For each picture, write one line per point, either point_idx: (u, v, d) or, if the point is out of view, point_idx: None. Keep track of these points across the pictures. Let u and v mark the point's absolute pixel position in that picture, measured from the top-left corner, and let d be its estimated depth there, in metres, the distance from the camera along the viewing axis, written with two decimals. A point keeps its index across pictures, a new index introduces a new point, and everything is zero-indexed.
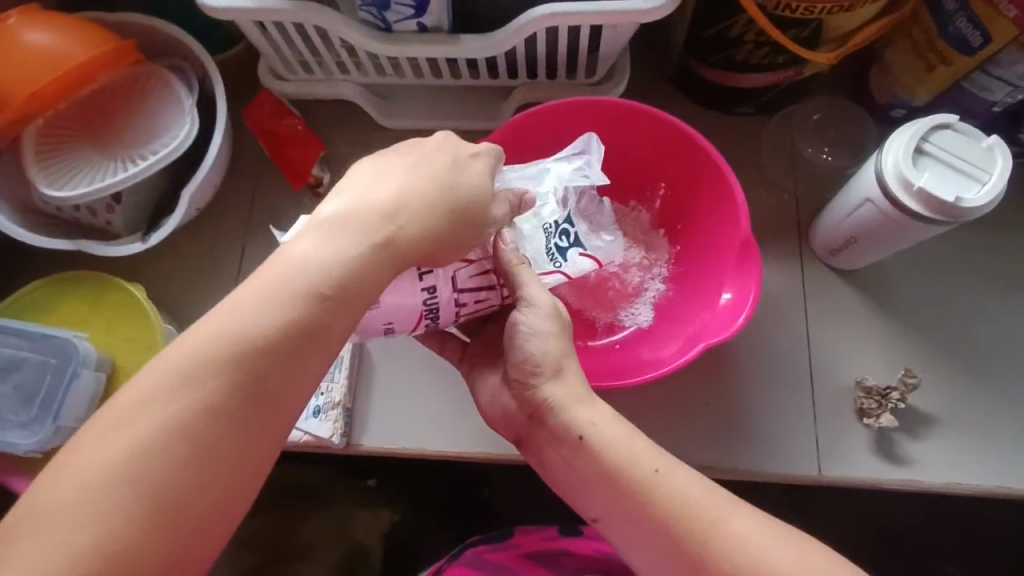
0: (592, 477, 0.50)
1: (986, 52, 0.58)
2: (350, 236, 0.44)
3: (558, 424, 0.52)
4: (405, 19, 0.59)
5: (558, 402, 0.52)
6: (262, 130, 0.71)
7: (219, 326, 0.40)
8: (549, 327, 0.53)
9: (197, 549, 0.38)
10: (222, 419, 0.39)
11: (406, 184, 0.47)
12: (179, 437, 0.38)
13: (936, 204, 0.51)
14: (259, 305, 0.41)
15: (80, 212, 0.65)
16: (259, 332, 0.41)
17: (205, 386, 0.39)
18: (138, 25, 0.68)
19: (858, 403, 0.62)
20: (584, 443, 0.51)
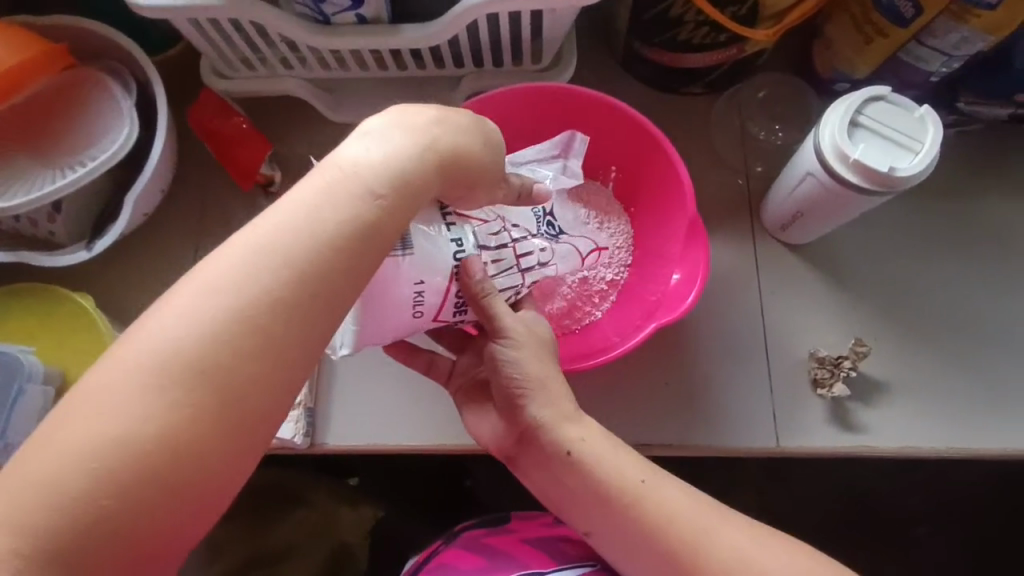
0: (567, 467, 0.52)
1: (919, 23, 0.59)
2: (406, 145, 0.45)
3: (547, 443, 0.52)
4: (343, 11, 0.58)
5: (547, 419, 0.51)
6: (207, 131, 0.69)
7: (185, 304, 0.39)
8: (530, 351, 0.52)
9: (178, 534, 0.39)
10: (230, 375, 0.39)
11: (450, 117, 0.48)
12: (195, 387, 0.38)
13: (873, 174, 0.52)
14: (269, 256, 0.40)
15: (20, 222, 0.64)
16: (219, 309, 0.39)
17: (215, 338, 0.39)
18: (68, 28, 0.66)
19: (812, 374, 0.63)
20: (572, 459, 0.51)
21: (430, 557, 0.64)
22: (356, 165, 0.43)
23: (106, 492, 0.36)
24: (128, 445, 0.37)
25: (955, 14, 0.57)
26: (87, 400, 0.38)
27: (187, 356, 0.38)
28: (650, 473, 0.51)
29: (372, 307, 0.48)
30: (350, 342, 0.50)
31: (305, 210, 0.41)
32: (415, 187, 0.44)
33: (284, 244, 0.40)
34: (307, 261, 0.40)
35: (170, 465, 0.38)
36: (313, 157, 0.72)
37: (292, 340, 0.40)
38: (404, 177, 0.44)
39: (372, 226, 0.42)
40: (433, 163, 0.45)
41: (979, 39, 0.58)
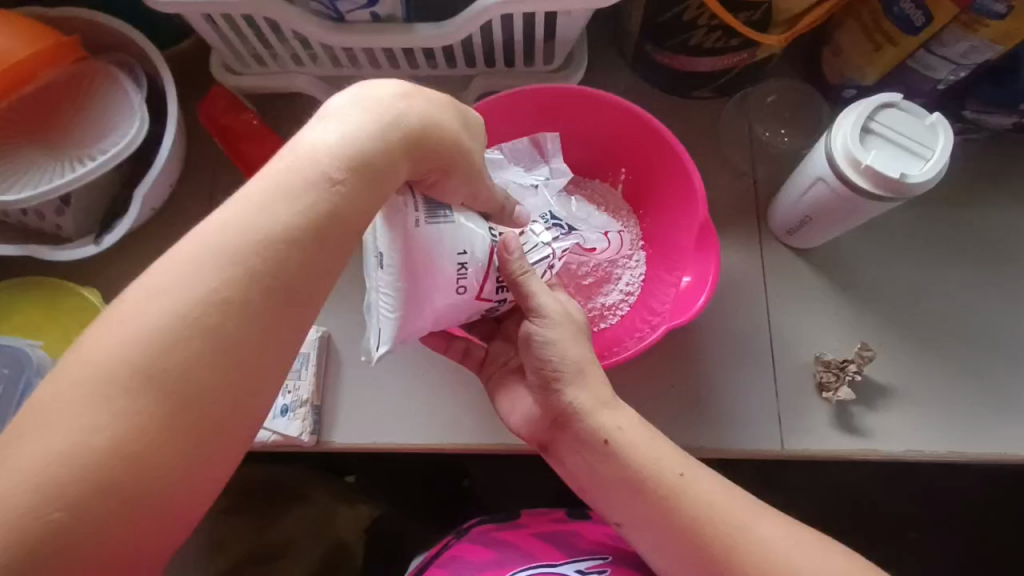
0: (602, 461, 0.51)
1: (929, 32, 0.60)
2: (368, 126, 0.43)
3: (584, 428, 0.51)
4: (358, 9, 0.58)
5: (586, 404, 0.51)
6: (217, 126, 0.69)
7: (157, 297, 0.38)
8: (566, 334, 0.52)
9: (158, 536, 0.37)
10: (217, 363, 0.38)
11: (415, 97, 0.47)
12: (176, 377, 0.37)
13: (884, 180, 0.53)
14: (246, 243, 0.39)
15: (27, 216, 0.63)
16: (194, 302, 0.38)
17: (196, 328, 0.38)
18: (79, 21, 0.65)
19: (817, 377, 0.64)
20: (610, 445, 0.51)
21: (441, 551, 0.64)
22: (310, 151, 0.42)
23: (80, 489, 0.35)
24: (103, 442, 0.35)
25: (964, 24, 0.58)
26: (54, 398, 0.36)
27: (161, 348, 0.37)
28: (686, 465, 0.51)
29: (411, 292, 0.48)
30: (388, 339, 0.49)
31: (257, 202, 0.40)
32: (373, 168, 0.43)
33: (269, 232, 0.40)
34: (286, 243, 0.40)
35: (145, 464, 0.36)
36: None
37: (279, 335, 0.41)
38: (363, 159, 0.42)
39: (329, 215, 0.41)
40: (399, 144, 0.44)
41: (988, 48, 0.59)
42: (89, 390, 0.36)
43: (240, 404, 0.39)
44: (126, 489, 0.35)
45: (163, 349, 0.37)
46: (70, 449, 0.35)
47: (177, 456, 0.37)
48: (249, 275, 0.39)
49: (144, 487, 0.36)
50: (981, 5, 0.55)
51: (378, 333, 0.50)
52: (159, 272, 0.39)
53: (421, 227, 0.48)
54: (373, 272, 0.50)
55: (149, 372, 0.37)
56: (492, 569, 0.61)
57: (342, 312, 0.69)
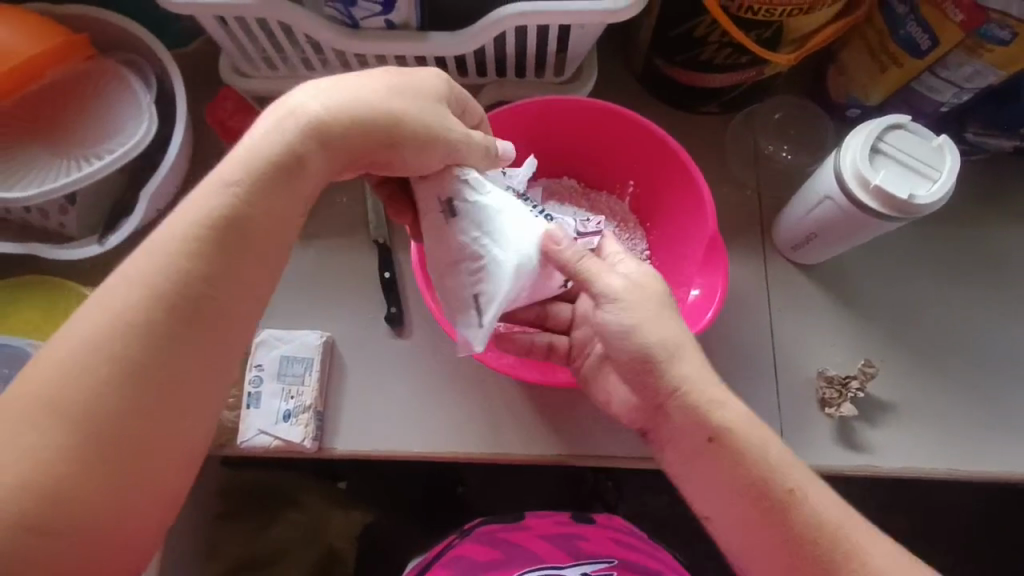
0: (706, 459, 0.47)
1: (934, 55, 0.61)
2: (274, 130, 0.44)
3: (686, 419, 0.47)
4: (373, 16, 0.58)
5: (686, 390, 0.47)
6: (225, 127, 0.69)
7: (84, 328, 0.39)
8: (644, 310, 0.49)
9: (108, 550, 0.37)
10: (145, 365, 0.39)
11: (332, 92, 0.46)
12: (98, 384, 0.38)
13: (891, 200, 0.53)
14: (161, 266, 0.40)
15: (31, 213, 0.63)
16: (119, 326, 0.39)
17: (119, 350, 0.38)
18: (88, 19, 0.65)
19: (820, 393, 0.64)
20: (712, 444, 0.47)
21: (444, 552, 0.62)
22: (226, 163, 0.43)
23: (32, 501, 0.36)
24: (43, 456, 0.36)
25: (969, 49, 0.59)
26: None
27: (85, 372, 0.38)
28: (803, 478, 0.46)
29: (501, 253, 0.50)
30: (496, 308, 0.50)
31: (177, 228, 0.41)
32: (286, 163, 0.43)
33: (217, 240, 0.41)
34: (209, 256, 0.40)
35: (76, 486, 0.37)
36: None
37: (212, 348, 0.41)
38: (272, 163, 0.43)
39: (241, 227, 0.42)
40: (313, 141, 0.44)
41: (991, 73, 0.60)
42: (38, 402, 0.37)
43: (189, 404, 0.40)
44: (80, 495, 0.37)
45: (86, 353, 0.38)
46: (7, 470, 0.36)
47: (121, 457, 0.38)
48: (171, 291, 0.40)
49: (81, 508, 0.37)
50: (986, 30, 0.57)
51: (485, 309, 0.50)
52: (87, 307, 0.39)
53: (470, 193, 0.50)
54: (457, 254, 0.51)
55: (74, 377, 0.38)
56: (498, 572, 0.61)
57: (346, 318, 0.69)
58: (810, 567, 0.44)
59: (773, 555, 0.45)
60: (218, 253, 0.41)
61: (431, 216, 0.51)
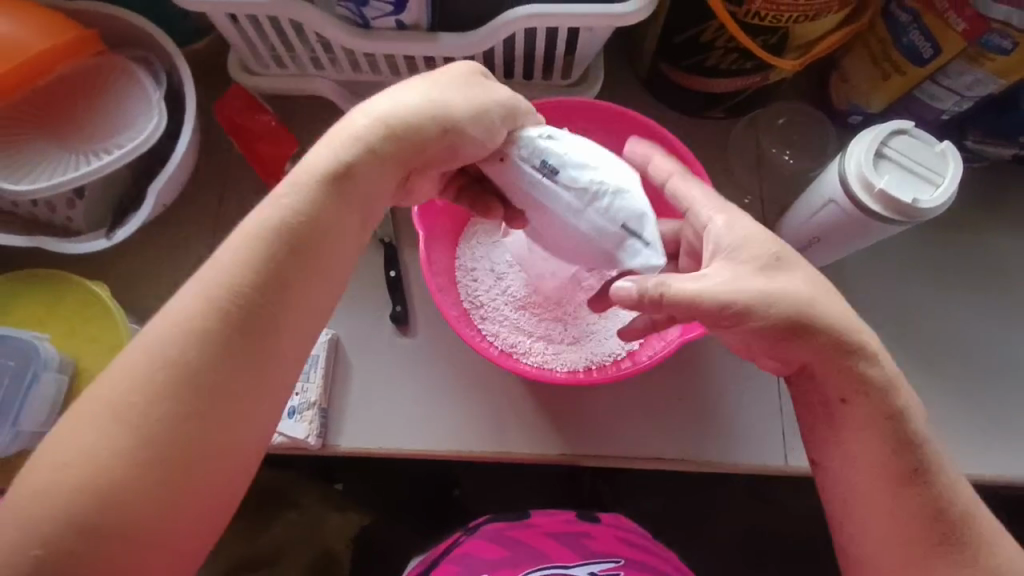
0: (856, 427, 0.48)
1: (936, 64, 0.62)
2: (332, 152, 0.46)
3: (834, 374, 0.47)
4: (385, 16, 0.59)
5: (842, 337, 0.47)
6: (233, 125, 0.69)
7: (149, 340, 0.42)
8: (740, 244, 0.49)
9: (155, 545, 0.40)
10: (205, 371, 0.41)
11: (381, 110, 0.47)
12: (158, 391, 0.41)
13: (895, 204, 0.54)
14: (224, 282, 0.43)
15: (38, 207, 0.63)
16: (181, 338, 0.42)
17: (178, 359, 0.41)
18: (99, 15, 0.65)
19: None
20: (851, 404, 0.47)
21: (449, 548, 0.63)
22: (283, 188, 0.46)
23: (90, 495, 0.38)
24: (105, 454, 0.39)
25: (971, 58, 0.60)
26: (65, 425, 0.40)
27: (150, 379, 0.41)
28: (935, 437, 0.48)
29: (607, 174, 0.51)
30: (649, 218, 0.51)
31: (239, 248, 0.44)
32: (347, 178, 0.46)
33: (279, 256, 0.44)
34: (269, 271, 0.44)
35: (135, 485, 0.39)
36: None
37: (266, 360, 0.43)
38: (332, 181, 0.46)
39: (297, 242, 0.44)
40: (367, 158, 0.46)
41: (991, 82, 0.61)
42: (104, 404, 0.40)
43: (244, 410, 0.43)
44: (136, 494, 0.39)
45: (149, 360, 0.41)
46: (75, 467, 0.39)
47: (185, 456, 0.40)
48: (232, 305, 0.43)
49: (136, 505, 0.39)
50: (988, 40, 0.58)
51: (641, 232, 0.51)
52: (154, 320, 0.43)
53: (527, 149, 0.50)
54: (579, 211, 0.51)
55: (135, 381, 0.41)
56: (507, 571, 0.61)
57: (351, 315, 0.69)
58: (935, 528, 0.46)
59: (897, 509, 0.46)
60: (273, 269, 0.44)
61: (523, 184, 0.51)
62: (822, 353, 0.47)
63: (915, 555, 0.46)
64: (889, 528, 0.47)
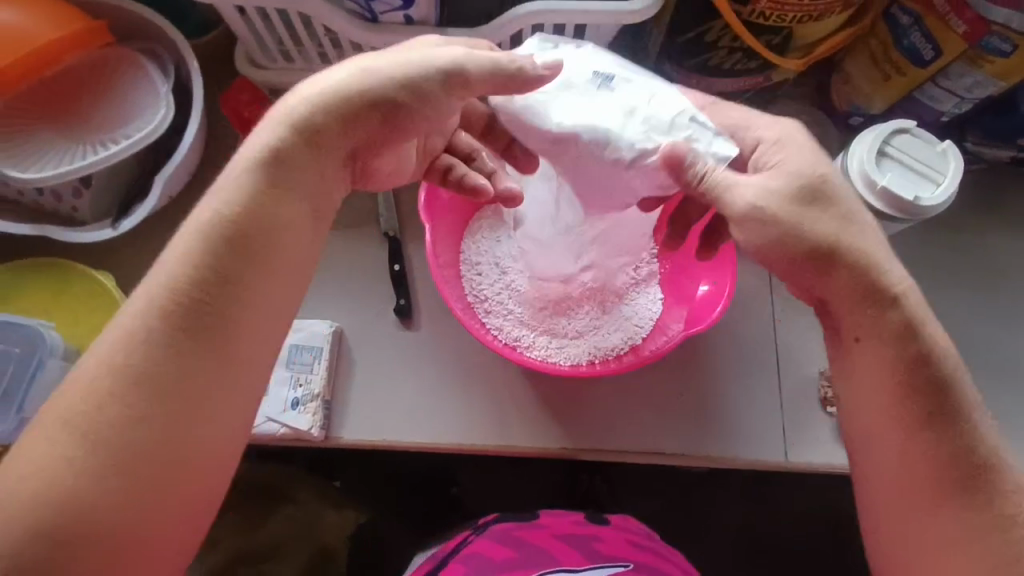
0: (877, 372, 0.47)
1: (937, 65, 0.63)
2: (273, 132, 0.47)
3: (863, 312, 0.47)
4: (393, 10, 0.59)
5: (863, 267, 0.47)
6: (240, 118, 0.70)
7: (103, 346, 0.43)
8: (785, 159, 0.50)
9: (122, 545, 0.41)
10: (159, 370, 0.42)
11: (319, 86, 0.48)
12: (110, 394, 0.42)
13: (897, 202, 0.55)
14: (165, 285, 0.44)
15: (44, 196, 0.63)
16: (132, 342, 0.43)
17: (129, 363, 0.42)
18: (108, 6, 0.66)
19: (821, 393, 0.66)
20: (864, 343, 0.48)
21: (458, 547, 0.64)
22: (229, 174, 0.46)
23: (56, 500, 0.40)
24: (63, 459, 0.40)
25: (971, 59, 0.61)
26: (30, 436, 0.42)
27: (103, 383, 0.42)
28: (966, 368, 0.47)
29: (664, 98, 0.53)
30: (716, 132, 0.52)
31: (184, 249, 0.45)
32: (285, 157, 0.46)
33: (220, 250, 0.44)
34: (210, 267, 0.44)
35: (96, 488, 0.40)
36: None
37: (216, 355, 0.44)
38: (272, 160, 0.46)
39: (237, 231, 0.45)
40: (302, 135, 0.47)
41: (990, 84, 0.62)
42: (64, 411, 0.41)
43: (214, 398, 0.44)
44: (99, 496, 0.40)
45: (100, 367, 0.42)
46: (38, 473, 0.40)
47: (153, 451, 0.42)
48: (176, 305, 0.43)
49: (100, 507, 0.40)
50: (988, 42, 0.59)
51: (703, 126, 0.52)
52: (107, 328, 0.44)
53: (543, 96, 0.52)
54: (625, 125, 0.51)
55: (99, 387, 0.42)
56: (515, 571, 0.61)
57: (355, 308, 0.69)
58: (958, 478, 0.45)
59: (918, 463, 0.46)
60: (215, 266, 0.44)
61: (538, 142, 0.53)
62: (839, 284, 0.48)
63: (927, 501, 0.45)
64: (902, 471, 0.46)
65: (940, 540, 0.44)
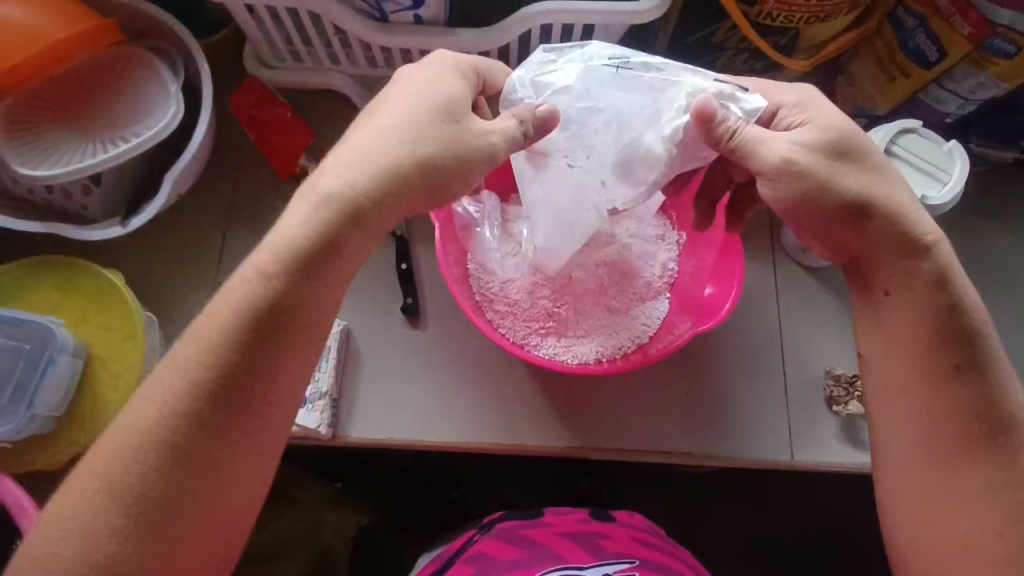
0: (904, 325, 0.49)
1: (942, 67, 0.63)
2: (309, 215, 0.45)
3: (887, 264, 0.49)
4: (402, 10, 0.60)
5: (893, 216, 0.49)
6: (247, 117, 0.70)
7: (141, 415, 0.43)
8: (811, 114, 0.51)
9: None
10: (193, 426, 0.43)
11: (354, 167, 0.46)
12: (150, 463, 0.43)
13: None
14: (202, 364, 0.44)
15: (53, 194, 0.63)
16: (172, 412, 0.43)
17: (168, 434, 0.43)
18: (117, 6, 0.66)
19: (827, 391, 0.66)
20: (890, 296, 0.49)
21: (464, 547, 0.64)
22: (264, 255, 0.45)
23: (99, 557, 0.41)
24: (105, 522, 0.42)
25: (975, 61, 0.62)
26: (66, 499, 0.42)
27: (145, 454, 0.43)
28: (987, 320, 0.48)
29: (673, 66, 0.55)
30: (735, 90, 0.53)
31: (220, 330, 0.44)
32: (318, 245, 0.45)
33: (256, 333, 0.44)
34: (245, 348, 0.44)
35: (139, 554, 0.42)
36: None
37: (254, 425, 0.45)
38: (305, 244, 0.45)
39: (269, 313, 0.45)
40: (338, 218, 0.46)
41: (995, 85, 0.63)
42: (103, 477, 0.42)
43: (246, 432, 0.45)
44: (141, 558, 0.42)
45: (139, 437, 0.43)
46: (80, 537, 0.41)
47: (189, 487, 0.43)
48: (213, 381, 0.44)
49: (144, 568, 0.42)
50: (993, 44, 0.60)
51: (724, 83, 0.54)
52: (145, 397, 0.44)
53: (547, 96, 0.55)
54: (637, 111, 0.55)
55: (131, 446, 0.43)
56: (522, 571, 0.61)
57: (363, 307, 0.69)
58: (979, 436, 0.47)
59: (933, 419, 0.48)
60: (251, 343, 0.44)
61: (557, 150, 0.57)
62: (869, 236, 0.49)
63: (952, 454, 0.47)
64: (928, 422, 0.48)
65: (966, 494, 0.47)
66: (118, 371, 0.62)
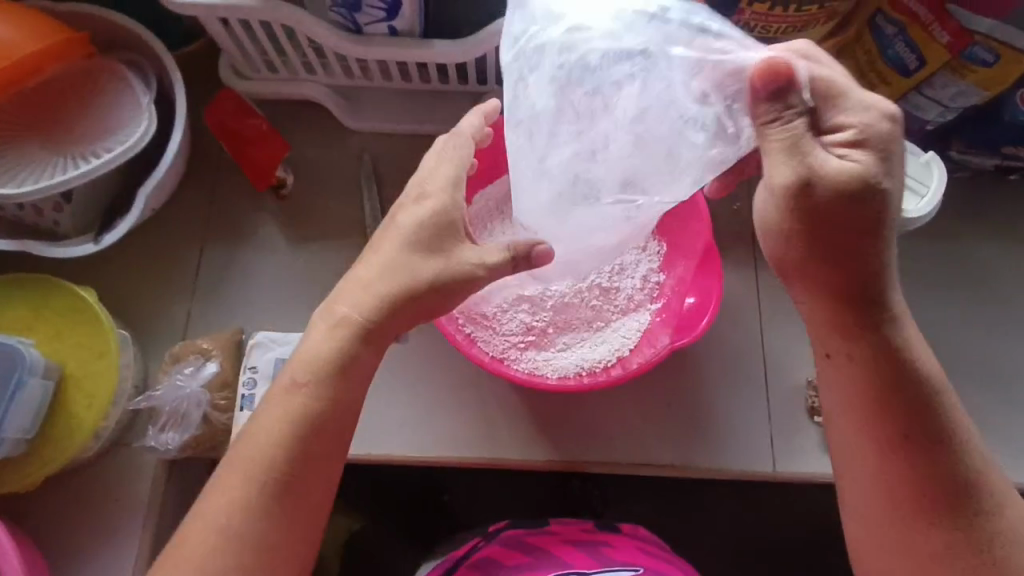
0: (861, 392, 0.50)
1: (921, 75, 0.63)
2: (325, 341, 0.50)
3: (847, 331, 0.50)
4: (377, 21, 0.59)
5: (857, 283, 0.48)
6: (223, 129, 0.69)
7: (211, 505, 0.48)
8: (854, 148, 0.47)
9: None
10: (247, 510, 0.47)
11: (367, 293, 0.50)
12: (213, 544, 0.47)
13: None
14: (252, 457, 0.48)
15: (24, 211, 0.62)
16: (227, 497, 0.48)
17: (229, 517, 0.47)
18: (88, 17, 0.65)
19: (809, 401, 0.65)
20: (835, 361, 0.50)
21: (470, 554, 0.63)
22: (296, 362, 0.50)
23: None
24: None
25: (954, 70, 0.61)
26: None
27: (212, 539, 0.47)
28: (945, 390, 0.49)
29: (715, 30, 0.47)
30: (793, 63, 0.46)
31: (262, 433, 0.49)
32: (330, 367, 0.49)
33: (292, 433, 0.48)
34: (279, 446, 0.48)
35: None
36: (324, 161, 0.71)
37: (293, 503, 0.48)
38: (319, 362, 0.49)
39: (302, 418, 0.49)
40: (354, 340, 0.50)
41: (975, 93, 0.63)
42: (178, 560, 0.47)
43: (284, 489, 0.48)
44: None
45: (206, 523, 0.47)
46: None
47: (243, 552, 0.47)
48: (258, 469, 0.48)
49: None
50: (972, 53, 0.59)
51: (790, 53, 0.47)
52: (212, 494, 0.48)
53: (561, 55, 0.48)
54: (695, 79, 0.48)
55: (203, 532, 0.47)
56: None
57: None
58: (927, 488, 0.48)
59: (881, 472, 0.49)
60: (293, 442, 0.48)
61: (557, 111, 0.49)
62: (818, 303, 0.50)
63: (913, 509, 0.48)
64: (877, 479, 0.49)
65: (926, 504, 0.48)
66: (92, 390, 0.61)
